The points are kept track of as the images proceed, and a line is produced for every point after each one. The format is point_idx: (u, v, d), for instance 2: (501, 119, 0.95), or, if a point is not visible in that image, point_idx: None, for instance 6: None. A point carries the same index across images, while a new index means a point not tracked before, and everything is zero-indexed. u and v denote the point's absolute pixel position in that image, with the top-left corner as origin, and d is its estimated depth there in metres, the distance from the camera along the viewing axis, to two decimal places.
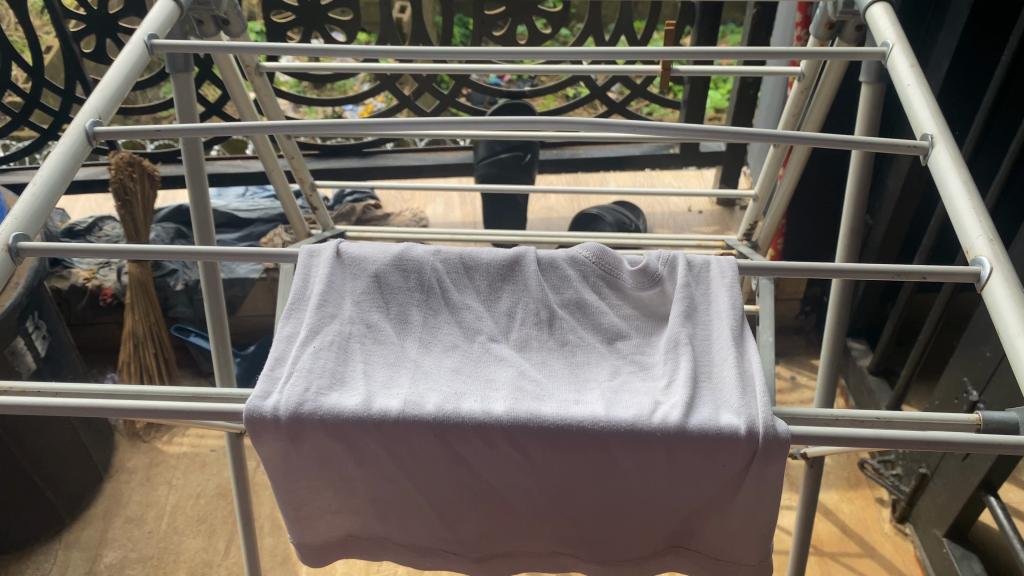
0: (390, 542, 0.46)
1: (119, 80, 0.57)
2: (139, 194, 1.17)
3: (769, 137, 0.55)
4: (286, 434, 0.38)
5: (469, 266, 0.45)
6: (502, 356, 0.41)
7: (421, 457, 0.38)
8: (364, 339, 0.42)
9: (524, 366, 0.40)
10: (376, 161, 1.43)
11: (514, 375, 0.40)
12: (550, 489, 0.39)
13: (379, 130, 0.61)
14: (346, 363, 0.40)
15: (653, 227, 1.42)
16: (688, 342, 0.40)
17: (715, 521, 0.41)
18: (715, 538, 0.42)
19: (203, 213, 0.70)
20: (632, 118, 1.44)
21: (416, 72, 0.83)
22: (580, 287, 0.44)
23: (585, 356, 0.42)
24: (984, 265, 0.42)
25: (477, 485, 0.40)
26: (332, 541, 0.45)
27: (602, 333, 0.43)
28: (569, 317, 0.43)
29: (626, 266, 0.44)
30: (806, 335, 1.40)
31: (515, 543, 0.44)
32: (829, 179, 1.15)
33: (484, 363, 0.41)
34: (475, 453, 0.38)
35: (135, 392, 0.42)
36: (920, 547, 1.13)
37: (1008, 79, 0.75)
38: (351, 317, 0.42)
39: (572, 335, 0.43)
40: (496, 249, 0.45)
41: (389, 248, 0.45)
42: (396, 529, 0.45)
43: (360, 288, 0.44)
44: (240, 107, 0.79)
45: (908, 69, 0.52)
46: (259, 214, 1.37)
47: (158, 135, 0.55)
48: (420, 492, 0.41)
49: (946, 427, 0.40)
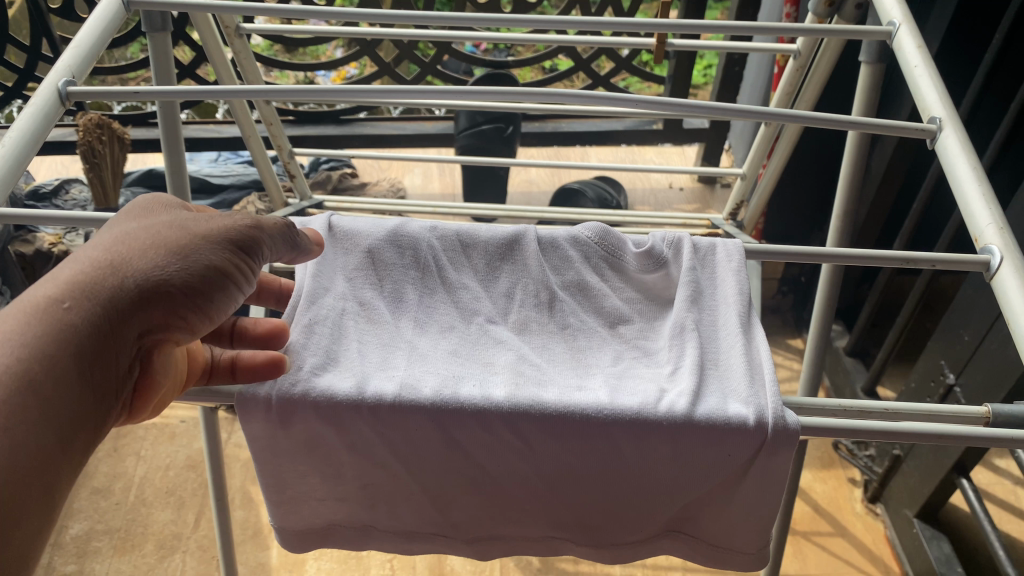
0: (375, 529, 0.44)
1: (94, 38, 0.54)
2: (109, 158, 1.13)
3: (761, 116, 0.52)
4: (277, 415, 0.36)
5: (465, 241, 0.43)
6: (501, 338, 0.40)
7: (418, 443, 0.37)
8: (358, 317, 0.40)
9: (524, 349, 0.39)
10: (354, 129, 1.40)
11: (513, 358, 0.38)
12: (552, 478, 0.38)
13: (366, 99, 0.58)
14: (338, 340, 0.38)
15: (633, 204, 1.41)
16: (694, 328, 0.39)
17: (721, 509, 0.40)
18: (713, 528, 0.41)
19: (178, 179, 0.67)
20: (615, 92, 1.42)
21: (399, 37, 0.81)
22: (582, 268, 0.43)
23: (587, 340, 0.41)
24: (994, 254, 0.41)
25: (474, 472, 0.39)
26: (314, 528, 0.44)
27: (605, 316, 0.42)
28: (570, 299, 0.42)
29: (629, 247, 0.43)
30: (783, 315, 1.41)
31: (507, 529, 0.43)
32: (813, 160, 1.14)
33: (482, 345, 0.39)
34: (473, 441, 0.36)
35: None
36: (890, 527, 1.14)
37: (1005, 47, 0.76)
38: (343, 294, 0.41)
39: (573, 318, 0.41)
40: (495, 227, 0.44)
41: (384, 224, 0.43)
42: (383, 515, 0.43)
43: (352, 264, 0.42)
44: (217, 68, 0.75)
45: (915, 49, 0.51)
46: (232, 180, 1.34)
47: (133, 98, 0.52)
48: (412, 478, 0.40)
49: (954, 420, 0.39)
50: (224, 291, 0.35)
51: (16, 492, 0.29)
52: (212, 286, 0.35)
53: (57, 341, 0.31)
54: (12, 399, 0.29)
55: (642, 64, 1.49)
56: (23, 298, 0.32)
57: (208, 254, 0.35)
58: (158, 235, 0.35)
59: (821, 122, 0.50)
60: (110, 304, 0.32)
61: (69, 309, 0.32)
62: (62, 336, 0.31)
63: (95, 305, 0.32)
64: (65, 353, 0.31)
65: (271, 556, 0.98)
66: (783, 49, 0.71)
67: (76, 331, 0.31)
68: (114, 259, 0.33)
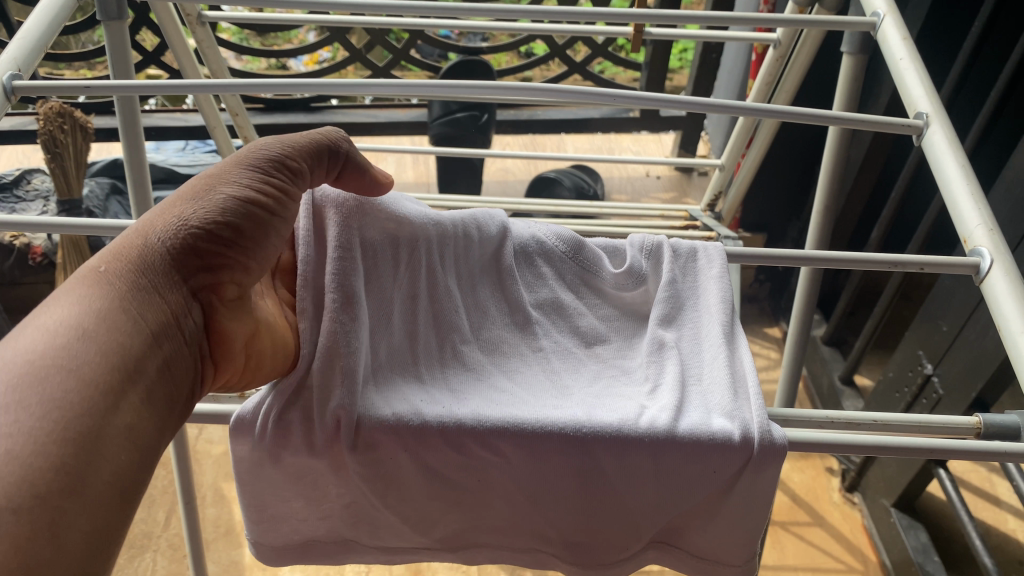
0: (358, 545, 0.42)
1: (42, 29, 0.52)
2: (71, 147, 1.09)
3: (742, 111, 0.50)
4: (273, 444, 0.37)
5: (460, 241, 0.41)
6: (473, 361, 0.39)
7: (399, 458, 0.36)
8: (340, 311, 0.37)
9: (495, 374, 0.39)
10: (325, 118, 1.37)
11: (485, 384, 0.38)
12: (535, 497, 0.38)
13: (333, 93, 0.56)
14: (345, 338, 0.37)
15: (610, 192, 1.40)
16: (673, 346, 0.39)
17: (705, 518, 0.38)
18: (704, 546, 0.40)
19: (139, 177, 0.64)
20: (592, 80, 1.40)
21: (368, 24, 0.78)
22: (556, 286, 0.43)
23: (562, 362, 0.40)
24: (984, 256, 0.40)
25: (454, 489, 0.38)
26: (268, 543, 0.41)
27: (581, 336, 0.42)
28: (546, 319, 0.42)
29: (608, 264, 0.43)
30: (760, 304, 1.40)
31: (484, 530, 0.40)
32: (790, 149, 1.13)
33: (455, 369, 0.39)
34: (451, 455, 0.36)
35: None
36: (867, 517, 1.14)
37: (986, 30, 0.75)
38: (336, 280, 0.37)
39: (549, 340, 0.41)
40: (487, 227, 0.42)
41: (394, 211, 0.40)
42: (367, 527, 0.41)
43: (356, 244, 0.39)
44: (179, 59, 0.73)
45: (900, 41, 0.50)
46: (200, 170, 1.31)
47: (85, 92, 0.50)
48: (388, 504, 0.39)
49: (943, 430, 0.38)
50: (263, 233, 0.37)
51: (95, 423, 0.30)
52: (247, 225, 0.36)
53: (105, 292, 0.33)
54: (76, 343, 0.31)
55: (618, 50, 1.46)
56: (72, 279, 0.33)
57: (224, 190, 0.36)
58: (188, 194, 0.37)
59: (805, 117, 0.48)
60: (143, 258, 0.34)
61: (118, 267, 0.33)
62: (108, 289, 0.33)
63: (130, 261, 0.34)
64: (109, 306, 0.32)
65: (243, 554, 0.96)
66: (763, 38, 0.69)
67: (116, 284, 0.33)
68: (144, 223, 0.35)
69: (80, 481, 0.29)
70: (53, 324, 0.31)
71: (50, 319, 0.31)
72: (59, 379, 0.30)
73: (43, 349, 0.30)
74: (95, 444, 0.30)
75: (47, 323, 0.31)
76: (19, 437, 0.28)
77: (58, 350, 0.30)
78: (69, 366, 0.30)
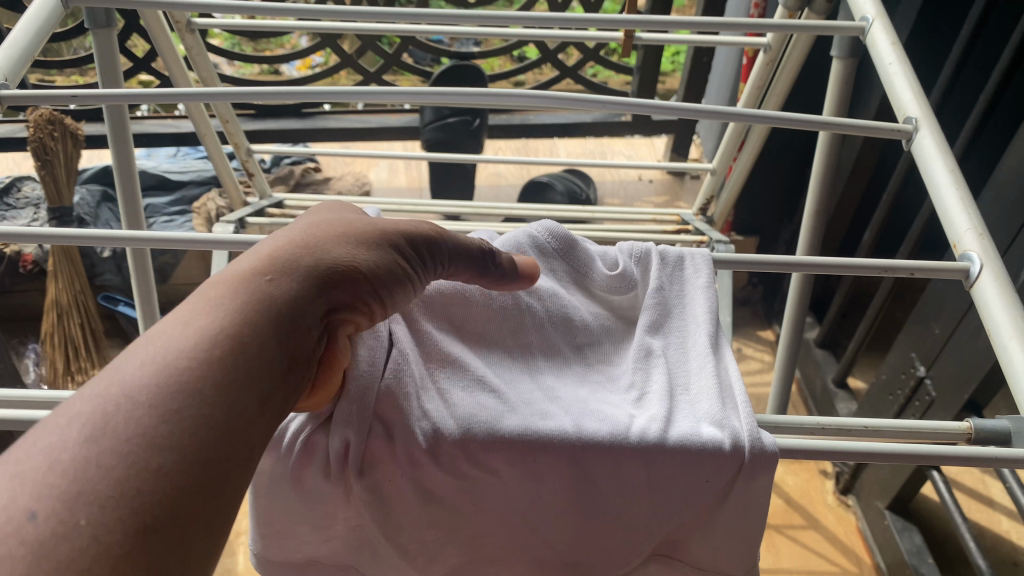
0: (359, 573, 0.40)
1: (30, 38, 0.51)
2: (61, 151, 1.09)
3: (732, 117, 0.50)
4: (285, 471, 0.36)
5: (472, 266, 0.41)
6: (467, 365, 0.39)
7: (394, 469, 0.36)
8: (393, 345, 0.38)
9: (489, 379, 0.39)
10: (316, 123, 1.36)
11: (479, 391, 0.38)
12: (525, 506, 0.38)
13: (323, 100, 0.56)
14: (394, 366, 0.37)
15: (602, 196, 1.40)
16: (661, 354, 0.40)
17: (705, 526, 0.37)
18: (707, 557, 0.39)
19: (129, 185, 0.64)
20: (583, 84, 1.41)
21: (359, 30, 0.78)
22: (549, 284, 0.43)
23: (551, 366, 0.41)
24: (974, 261, 0.40)
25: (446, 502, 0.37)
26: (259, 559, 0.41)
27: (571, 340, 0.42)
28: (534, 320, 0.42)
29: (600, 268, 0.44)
30: (753, 306, 1.40)
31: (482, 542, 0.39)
32: (782, 152, 1.13)
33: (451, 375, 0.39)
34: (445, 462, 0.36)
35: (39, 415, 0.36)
36: (862, 519, 1.14)
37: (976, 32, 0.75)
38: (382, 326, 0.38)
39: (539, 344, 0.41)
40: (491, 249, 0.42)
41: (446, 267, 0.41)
42: (370, 557, 0.39)
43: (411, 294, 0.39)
44: (169, 66, 0.72)
45: (889, 46, 0.50)
46: (192, 176, 1.30)
47: (73, 102, 0.49)
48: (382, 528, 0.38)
49: (935, 435, 0.38)
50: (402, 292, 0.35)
51: (237, 447, 0.27)
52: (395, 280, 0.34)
53: (262, 302, 0.30)
54: (232, 361, 0.28)
55: (610, 54, 1.46)
56: (227, 277, 0.31)
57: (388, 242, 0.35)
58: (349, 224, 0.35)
59: (795, 122, 0.49)
60: (310, 276, 0.32)
61: (287, 282, 0.31)
62: (265, 300, 0.30)
63: (297, 275, 0.32)
64: (268, 323, 0.30)
65: (238, 562, 0.95)
66: (753, 42, 0.69)
67: (277, 298, 0.30)
68: (313, 239, 0.33)
69: (206, 506, 0.25)
70: (210, 329, 0.29)
71: (207, 323, 0.29)
72: (209, 396, 0.27)
73: (203, 358, 0.27)
74: (234, 469, 0.26)
75: (203, 330, 0.28)
76: (168, 444, 0.25)
77: (216, 360, 0.28)
78: (220, 381, 0.27)
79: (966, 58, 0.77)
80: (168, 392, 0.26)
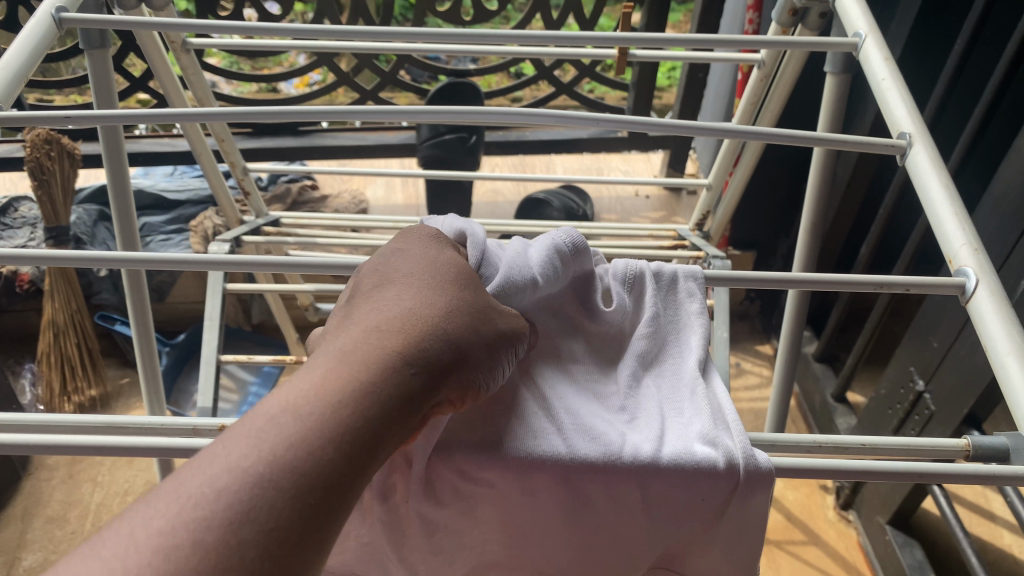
0: None
1: (24, 59, 0.51)
2: (58, 173, 1.09)
3: (727, 134, 0.50)
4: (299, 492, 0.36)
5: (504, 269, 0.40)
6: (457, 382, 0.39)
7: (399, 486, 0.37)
8: None
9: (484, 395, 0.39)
10: (313, 141, 1.36)
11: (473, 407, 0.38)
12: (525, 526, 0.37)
13: (318, 120, 0.56)
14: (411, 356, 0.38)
15: (599, 212, 1.40)
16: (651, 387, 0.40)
17: (707, 537, 0.37)
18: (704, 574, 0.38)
19: (124, 204, 0.64)
20: (580, 100, 1.41)
21: (354, 49, 0.78)
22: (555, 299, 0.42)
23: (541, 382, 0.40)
24: (969, 276, 0.39)
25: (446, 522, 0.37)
26: None
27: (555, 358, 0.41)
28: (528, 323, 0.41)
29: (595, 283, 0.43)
30: (751, 321, 1.39)
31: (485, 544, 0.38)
32: (778, 167, 1.14)
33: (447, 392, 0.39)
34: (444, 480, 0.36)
35: (32, 440, 0.36)
36: (863, 534, 1.13)
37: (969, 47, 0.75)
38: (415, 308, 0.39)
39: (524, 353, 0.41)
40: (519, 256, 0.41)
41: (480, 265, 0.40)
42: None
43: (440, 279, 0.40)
44: (165, 86, 0.72)
45: (882, 61, 0.50)
46: (189, 195, 1.30)
47: (68, 123, 0.49)
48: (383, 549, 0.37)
49: (933, 452, 0.38)
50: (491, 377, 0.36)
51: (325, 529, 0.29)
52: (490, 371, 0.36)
53: (378, 384, 0.32)
54: (345, 443, 0.30)
55: (606, 71, 1.47)
56: (356, 343, 0.33)
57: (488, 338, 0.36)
58: (453, 299, 0.36)
59: (789, 138, 0.49)
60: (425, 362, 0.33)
61: (402, 369, 0.33)
62: (386, 382, 0.32)
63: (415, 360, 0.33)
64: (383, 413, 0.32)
65: None
66: (746, 58, 0.70)
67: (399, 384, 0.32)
68: (432, 319, 0.35)
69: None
70: (335, 407, 0.31)
71: (330, 399, 0.31)
72: (315, 482, 0.29)
73: (324, 445, 0.30)
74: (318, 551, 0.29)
75: (331, 407, 0.31)
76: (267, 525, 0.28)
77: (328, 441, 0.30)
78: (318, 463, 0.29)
79: (960, 73, 0.77)
80: (277, 472, 0.29)
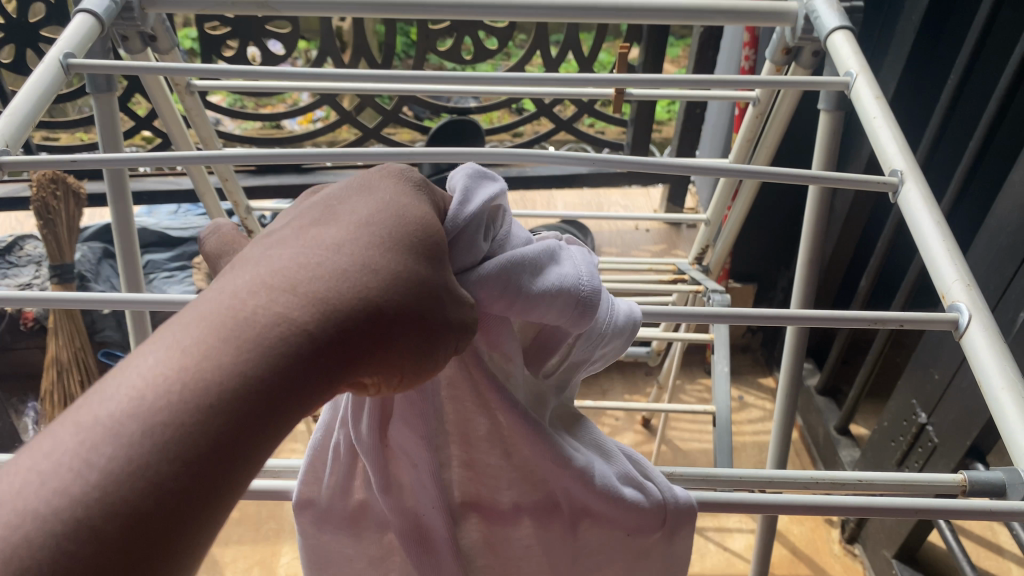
0: None
1: (31, 104, 0.52)
2: (63, 213, 1.10)
3: (722, 172, 0.51)
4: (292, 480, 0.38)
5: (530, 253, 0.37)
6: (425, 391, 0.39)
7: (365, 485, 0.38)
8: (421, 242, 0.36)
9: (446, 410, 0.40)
10: (316, 179, 1.38)
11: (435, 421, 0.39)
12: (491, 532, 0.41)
13: (320, 161, 0.57)
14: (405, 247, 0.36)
15: (600, 246, 1.40)
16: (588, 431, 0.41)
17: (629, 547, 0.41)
18: None
19: (128, 245, 0.65)
20: (579, 136, 1.42)
21: (355, 89, 0.79)
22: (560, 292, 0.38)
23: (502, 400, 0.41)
24: (962, 311, 0.40)
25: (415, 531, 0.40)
26: None
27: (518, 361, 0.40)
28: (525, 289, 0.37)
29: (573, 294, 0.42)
30: (754, 353, 1.39)
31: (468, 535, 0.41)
32: (777, 201, 1.14)
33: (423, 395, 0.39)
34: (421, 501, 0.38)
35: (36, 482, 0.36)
36: (869, 568, 1.12)
37: (962, 83, 0.76)
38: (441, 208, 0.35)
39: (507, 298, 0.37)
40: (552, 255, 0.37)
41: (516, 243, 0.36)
42: None
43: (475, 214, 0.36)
44: (169, 127, 0.74)
45: (874, 100, 0.51)
46: (192, 233, 1.32)
47: (75, 167, 0.50)
48: None
49: (929, 487, 0.38)
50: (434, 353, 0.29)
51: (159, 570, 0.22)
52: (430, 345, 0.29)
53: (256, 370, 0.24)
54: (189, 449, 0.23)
55: (605, 107, 1.48)
56: (240, 310, 0.25)
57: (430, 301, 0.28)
58: (377, 250, 0.28)
59: (783, 176, 0.49)
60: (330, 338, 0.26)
61: (287, 346, 0.25)
62: (272, 364, 0.24)
63: (313, 339, 0.25)
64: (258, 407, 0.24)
65: None
66: (742, 96, 0.71)
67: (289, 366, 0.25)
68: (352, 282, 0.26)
69: None
70: (195, 402, 0.23)
71: (192, 391, 0.23)
72: (142, 510, 0.22)
73: (162, 456, 0.22)
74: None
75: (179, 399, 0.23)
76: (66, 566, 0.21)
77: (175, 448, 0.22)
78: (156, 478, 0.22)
79: (953, 109, 0.78)
80: (97, 495, 0.21)
